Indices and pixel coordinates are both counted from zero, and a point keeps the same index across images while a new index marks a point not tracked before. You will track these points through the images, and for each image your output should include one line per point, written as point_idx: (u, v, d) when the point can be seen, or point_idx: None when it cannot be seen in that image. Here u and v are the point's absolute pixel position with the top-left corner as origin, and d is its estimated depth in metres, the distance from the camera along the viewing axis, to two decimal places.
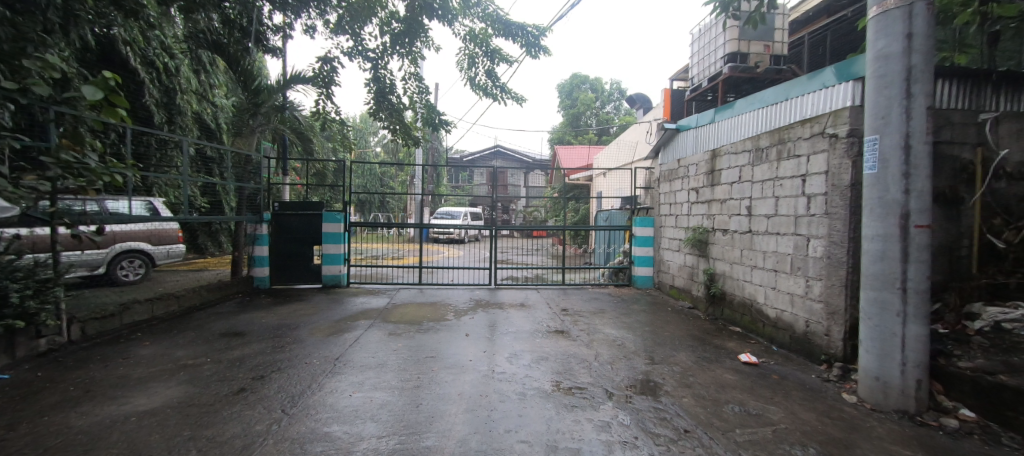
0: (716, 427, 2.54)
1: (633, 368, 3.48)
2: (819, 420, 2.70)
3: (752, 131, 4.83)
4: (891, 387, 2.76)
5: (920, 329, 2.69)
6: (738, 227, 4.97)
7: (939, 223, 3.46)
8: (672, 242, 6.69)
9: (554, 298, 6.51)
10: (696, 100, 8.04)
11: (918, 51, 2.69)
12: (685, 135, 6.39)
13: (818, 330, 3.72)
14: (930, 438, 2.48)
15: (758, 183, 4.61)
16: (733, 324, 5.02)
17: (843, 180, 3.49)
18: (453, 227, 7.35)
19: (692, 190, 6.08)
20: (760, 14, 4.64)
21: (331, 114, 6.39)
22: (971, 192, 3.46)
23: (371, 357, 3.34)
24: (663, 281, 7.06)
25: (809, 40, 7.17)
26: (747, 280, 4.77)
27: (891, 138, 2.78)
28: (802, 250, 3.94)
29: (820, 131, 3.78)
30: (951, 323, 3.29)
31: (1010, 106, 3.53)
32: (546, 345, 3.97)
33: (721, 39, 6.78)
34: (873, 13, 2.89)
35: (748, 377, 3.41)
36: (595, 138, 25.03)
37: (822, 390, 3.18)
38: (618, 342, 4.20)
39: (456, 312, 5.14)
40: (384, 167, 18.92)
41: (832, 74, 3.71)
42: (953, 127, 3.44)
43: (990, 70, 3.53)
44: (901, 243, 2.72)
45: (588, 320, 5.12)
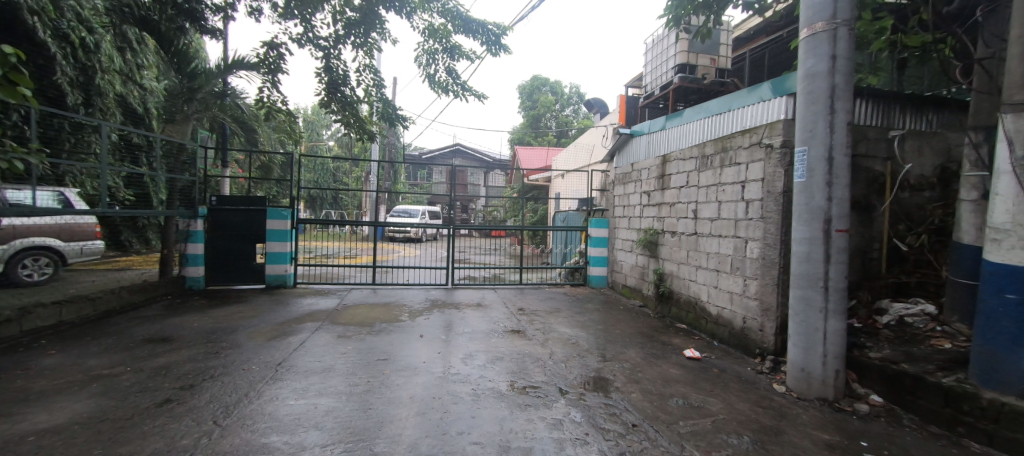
0: (662, 420, 2.66)
1: (586, 366, 3.57)
2: (752, 409, 2.90)
3: (698, 138, 5.11)
4: (814, 377, 3.02)
5: (838, 324, 2.98)
6: (684, 229, 5.24)
7: (856, 228, 3.84)
8: (625, 243, 6.93)
9: (510, 298, 6.54)
10: (649, 107, 8.38)
11: (840, 72, 2.97)
12: (638, 141, 6.65)
13: (753, 326, 4.00)
14: (845, 421, 2.75)
15: (703, 188, 4.89)
16: (679, 321, 5.29)
17: (776, 187, 3.78)
18: (411, 225, 7.16)
19: (644, 193, 6.33)
20: (707, 29, 4.91)
21: (278, 104, 6.02)
22: (881, 200, 3.87)
23: (316, 361, 3.19)
24: (616, 280, 7.30)
25: (750, 57, 7.72)
26: (692, 279, 5.04)
27: (817, 149, 3.04)
28: (740, 251, 4.22)
29: (757, 141, 4.07)
30: (863, 317, 3.67)
31: (914, 125, 3.98)
32: (501, 345, 3.98)
33: (672, 50, 7.12)
34: (803, 35, 3.14)
35: (691, 371, 3.61)
36: (554, 139, 25.44)
37: (755, 381, 3.43)
38: (572, 341, 4.29)
39: (410, 313, 5.03)
40: (336, 162, 18.14)
41: (769, 89, 4.02)
42: (868, 141, 3.83)
43: (898, 92, 3.96)
44: (823, 246, 2.99)
45: (543, 319, 5.19)
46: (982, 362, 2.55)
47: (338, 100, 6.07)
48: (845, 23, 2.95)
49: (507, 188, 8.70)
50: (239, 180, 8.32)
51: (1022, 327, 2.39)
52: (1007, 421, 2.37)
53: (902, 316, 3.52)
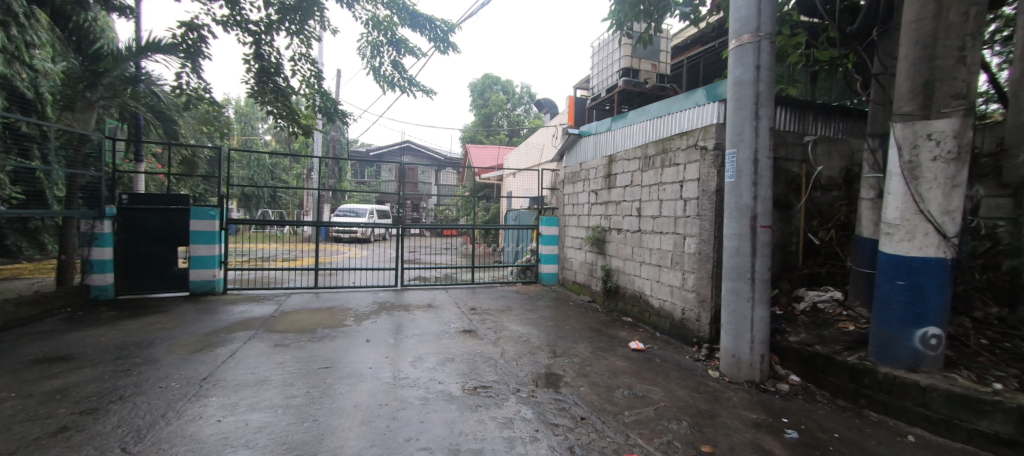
0: (608, 411, 2.75)
1: (537, 363, 3.62)
2: (689, 395, 3.09)
3: (641, 140, 5.35)
4: (743, 361, 3.28)
5: (763, 312, 3.25)
6: (629, 226, 5.46)
7: (778, 224, 4.21)
8: (575, 240, 7.10)
9: (461, 297, 6.48)
10: (596, 109, 8.65)
11: (764, 81, 3.23)
12: (586, 141, 6.84)
13: (691, 316, 4.27)
14: (770, 401, 3.01)
15: (645, 187, 5.12)
16: (625, 315, 5.52)
17: (710, 186, 4.05)
18: (357, 225, 6.83)
19: (591, 192, 6.53)
20: (648, 35, 5.14)
21: (200, 92, 5.51)
22: (798, 199, 4.27)
23: (248, 374, 2.96)
24: (566, 277, 7.46)
25: (687, 65, 8.26)
26: (636, 274, 5.27)
27: (744, 152, 3.29)
28: (679, 247, 4.47)
29: (693, 143, 4.33)
30: (784, 305, 4.03)
31: (825, 131, 4.43)
32: (452, 346, 3.93)
33: (617, 54, 7.41)
34: (732, 45, 3.38)
35: (636, 363, 3.77)
36: (506, 138, 25.59)
37: (693, 369, 3.66)
38: (523, 338, 4.33)
39: (356, 317, 4.82)
40: (274, 158, 16.97)
41: (704, 95, 4.30)
42: (787, 145, 4.21)
43: (812, 101, 4.39)
44: (751, 241, 3.25)
45: (495, 318, 5.19)
46: (879, 341, 2.90)
47: (269, 90, 5.65)
48: (767, 36, 3.21)
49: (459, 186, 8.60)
50: (158, 177, 7.53)
51: (909, 309, 2.74)
52: (898, 391, 2.72)
53: (816, 303, 3.92)
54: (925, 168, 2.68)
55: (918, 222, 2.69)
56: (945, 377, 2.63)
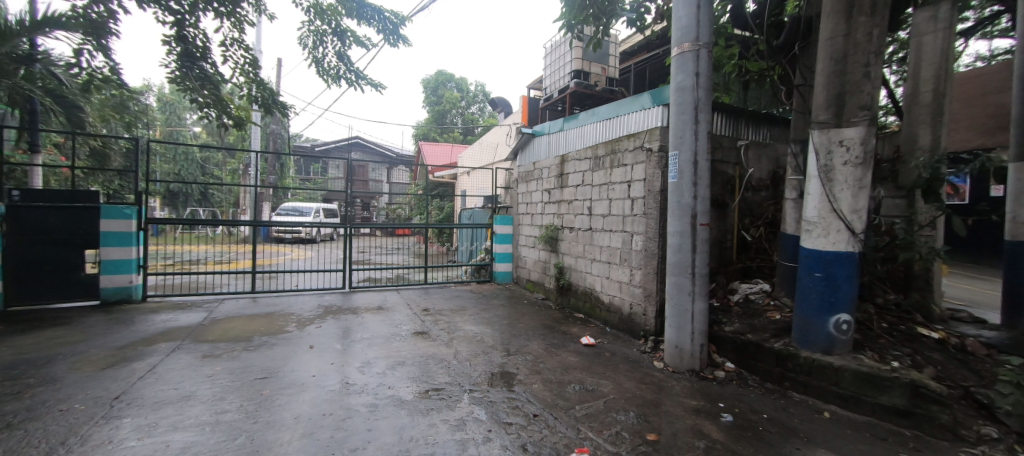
0: (560, 407, 2.80)
1: (490, 362, 3.61)
2: (636, 386, 3.23)
3: (592, 140, 5.50)
4: (684, 352, 3.47)
5: (702, 304, 3.46)
6: (581, 224, 5.59)
7: (716, 222, 4.50)
8: (528, 239, 7.16)
9: (414, 298, 6.33)
10: (549, 109, 8.79)
11: (702, 87, 3.44)
12: (539, 141, 6.91)
13: (638, 311, 4.45)
14: (708, 388, 3.22)
15: (596, 186, 5.27)
16: (577, 311, 5.66)
17: (655, 186, 4.26)
18: (301, 225, 6.49)
19: (544, 191, 6.62)
20: (597, 39, 5.29)
21: (106, 73, 4.94)
22: (733, 199, 4.59)
23: (171, 389, 2.71)
24: (520, 276, 7.51)
25: (634, 70, 8.64)
26: (588, 271, 5.41)
27: (685, 154, 3.48)
28: (628, 244, 4.65)
29: (640, 145, 4.52)
30: (721, 297, 4.32)
31: (755, 136, 4.80)
32: (403, 349, 3.82)
33: (568, 56, 7.57)
34: (674, 53, 3.56)
35: (587, 358, 3.87)
36: (460, 137, 25.35)
37: (640, 361, 3.82)
38: (477, 338, 4.31)
39: (299, 322, 4.56)
40: (205, 152, 15.60)
41: (649, 98, 4.51)
42: (724, 148, 4.51)
43: (744, 108, 4.73)
44: (691, 238, 3.45)
45: (448, 319, 5.12)
46: (800, 328, 3.18)
47: (194, 77, 5.16)
48: (705, 46, 3.42)
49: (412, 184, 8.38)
50: (62, 171, 6.67)
51: (825, 298, 3.04)
52: (816, 372, 3.01)
53: (748, 295, 4.23)
54: (838, 171, 2.98)
55: (831, 220, 3.00)
56: (854, 358, 2.95)
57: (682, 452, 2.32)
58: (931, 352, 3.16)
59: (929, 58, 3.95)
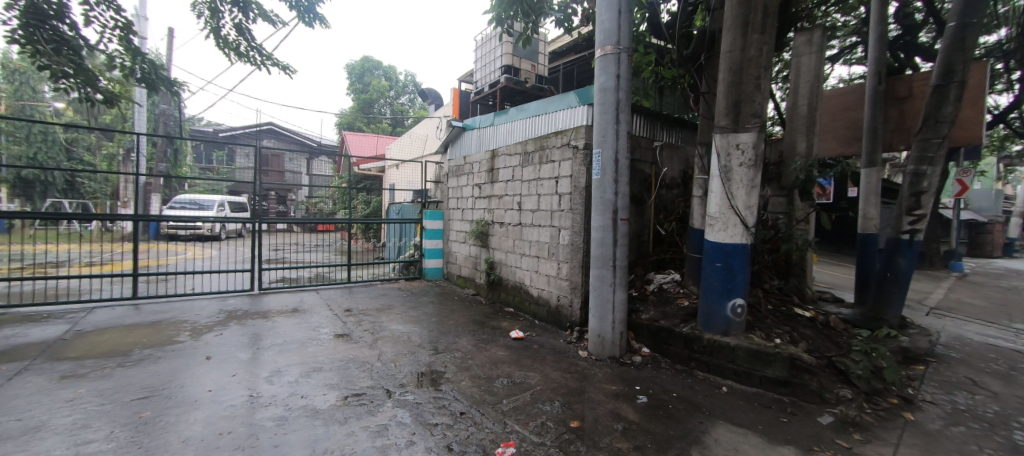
0: (487, 403, 2.80)
1: (417, 362, 3.50)
2: (561, 376, 3.34)
3: (522, 136, 5.57)
4: (606, 340, 3.67)
5: (622, 294, 3.67)
6: (511, 219, 5.64)
7: (635, 217, 4.80)
8: (459, 234, 7.07)
9: (335, 299, 5.93)
10: (480, 104, 8.73)
11: (623, 89, 3.62)
12: (469, 135, 6.84)
13: (564, 303, 4.61)
14: (627, 373, 3.43)
15: (525, 182, 5.34)
16: (507, 306, 5.71)
17: (580, 183, 4.43)
18: (198, 220, 5.71)
19: (475, 186, 6.57)
20: (527, 36, 5.33)
21: None
22: (650, 196, 4.93)
23: (13, 421, 2.23)
24: (451, 272, 7.39)
25: (563, 70, 8.91)
26: (517, 265, 5.48)
27: (607, 152, 3.65)
28: (555, 239, 4.78)
29: (566, 142, 4.65)
30: (639, 287, 4.63)
31: (669, 138, 5.20)
32: (320, 354, 3.56)
33: (498, 51, 7.58)
34: (598, 54, 3.71)
35: (515, 351, 3.91)
36: (389, 128, 24.31)
37: (566, 351, 3.96)
38: (403, 338, 4.15)
39: (194, 331, 4.03)
40: (71, 133, 13.09)
41: (576, 98, 4.68)
42: (642, 148, 4.80)
43: (660, 112, 5.09)
44: (612, 232, 3.63)
45: (373, 319, 4.87)
46: (704, 313, 3.51)
47: (47, 40, 4.28)
48: (625, 50, 3.60)
49: (335, 176, 7.83)
50: None
51: (724, 285, 3.39)
52: (716, 352, 3.35)
53: (662, 284, 4.58)
54: (735, 172, 3.33)
55: (729, 216, 3.35)
56: (746, 338, 3.33)
57: (602, 436, 2.44)
58: (804, 329, 3.68)
59: (806, 77, 4.59)
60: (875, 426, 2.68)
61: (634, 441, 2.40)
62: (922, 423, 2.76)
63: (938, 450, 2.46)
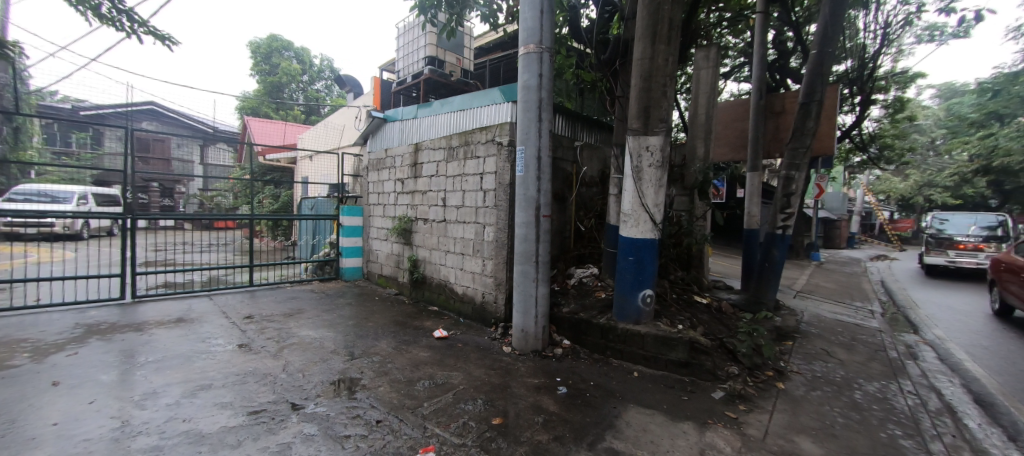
0: (407, 407, 2.68)
1: (329, 370, 3.24)
2: (485, 373, 3.32)
3: (446, 130, 5.46)
4: (528, 334, 3.73)
5: (544, 289, 3.76)
6: (435, 216, 5.48)
7: (557, 214, 4.93)
8: (379, 231, 6.72)
9: (234, 305, 5.28)
10: (402, 94, 8.35)
11: (544, 88, 3.68)
12: (391, 127, 6.51)
13: (489, 299, 4.60)
14: (549, 365, 3.52)
15: (449, 178, 5.22)
16: (431, 304, 5.56)
17: (505, 179, 4.44)
18: (48, 216, 4.71)
19: (397, 180, 6.27)
20: (451, 28, 5.18)
21: None
22: (571, 193, 5.11)
23: None
24: (371, 271, 6.99)
25: (489, 66, 8.89)
26: (442, 263, 5.35)
27: (530, 149, 3.69)
28: (480, 235, 4.74)
29: (491, 138, 4.63)
30: (561, 281, 4.79)
31: (588, 139, 5.43)
32: (211, 368, 3.13)
33: (422, 41, 7.31)
34: (521, 52, 3.72)
35: (438, 351, 3.80)
36: (302, 116, 22.34)
37: (490, 347, 3.96)
38: (314, 344, 3.82)
39: (37, 352, 3.30)
40: None
41: (500, 94, 4.73)
42: (564, 147, 4.95)
43: (579, 113, 5.30)
44: (535, 228, 3.69)
45: (279, 325, 4.41)
46: (618, 304, 3.73)
47: None
48: (547, 50, 3.66)
49: (235, 166, 6.99)
50: None
51: (636, 277, 3.64)
52: (629, 340, 3.57)
53: (582, 278, 4.78)
54: (645, 172, 3.57)
55: (640, 213, 3.59)
56: (654, 325, 3.61)
57: (523, 430, 2.47)
58: (702, 314, 4.10)
59: (704, 88, 5.09)
60: (755, 396, 3.08)
61: (554, 432, 2.46)
62: (790, 390, 3.24)
63: (801, 412, 2.89)
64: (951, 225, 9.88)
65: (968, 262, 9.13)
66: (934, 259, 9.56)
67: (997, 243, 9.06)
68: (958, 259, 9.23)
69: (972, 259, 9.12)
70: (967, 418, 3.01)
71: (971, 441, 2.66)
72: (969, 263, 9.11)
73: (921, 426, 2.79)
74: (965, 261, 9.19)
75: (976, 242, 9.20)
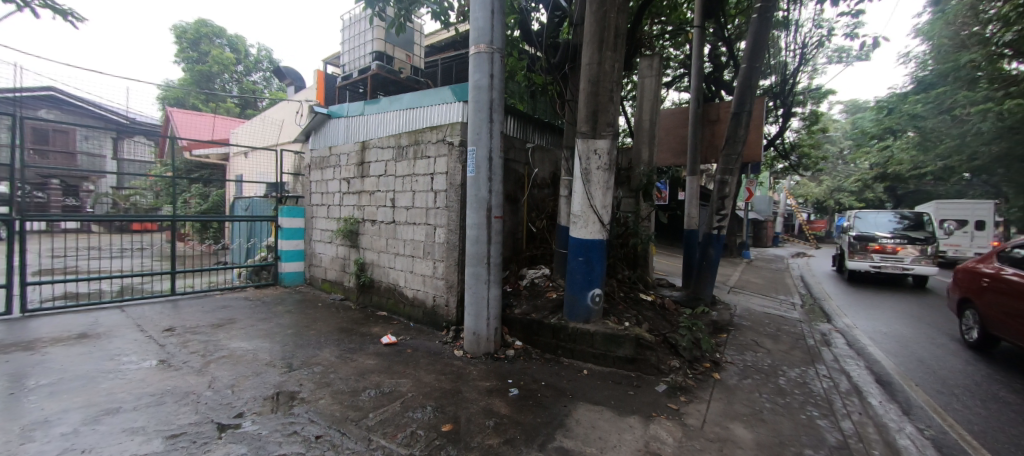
0: (350, 420, 2.53)
1: (263, 384, 2.99)
2: (436, 379, 3.22)
3: (395, 129, 5.27)
4: (480, 337, 3.68)
5: (496, 291, 3.73)
6: (383, 217, 5.27)
7: (509, 216, 4.92)
8: (323, 233, 6.35)
9: (152, 316, 4.74)
10: (347, 89, 7.98)
11: (495, 89, 3.65)
12: (335, 123, 6.18)
13: (440, 302, 4.49)
14: (501, 367, 3.50)
15: (398, 178, 5.04)
16: (379, 310, 5.34)
17: (456, 180, 4.36)
18: None
19: (342, 180, 5.96)
20: (401, 23, 5.01)
21: None
22: (522, 195, 5.12)
23: None
24: (314, 275, 6.59)
25: (440, 65, 8.75)
26: (391, 266, 5.15)
27: (481, 150, 3.64)
28: (430, 237, 4.62)
29: (442, 138, 4.53)
30: (513, 282, 4.78)
31: (538, 141, 5.48)
32: (121, 390, 2.77)
33: (369, 35, 7.04)
34: (471, 51, 3.67)
35: (386, 358, 3.64)
36: (236, 109, 20.74)
37: (441, 352, 3.86)
38: (247, 357, 3.52)
39: None
40: None
41: (451, 93, 4.65)
42: (515, 148, 4.95)
43: (531, 115, 5.32)
44: (486, 229, 3.65)
45: (206, 337, 4.02)
46: (569, 303, 3.78)
47: None
48: (498, 51, 3.64)
49: (156, 161, 6.31)
50: None
51: (585, 277, 3.70)
52: (579, 339, 3.63)
53: (533, 279, 4.80)
54: (594, 174, 3.66)
55: (589, 214, 3.67)
56: (603, 323, 3.69)
57: (474, 435, 2.41)
58: (647, 311, 4.27)
59: (649, 96, 5.31)
60: (694, 387, 3.24)
61: (505, 435, 2.43)
62: (725, 379, 3.45)
63: (735, 400, 3.09)
64: (872, 222, 9.29)
65: (891, 267, 8.60)
66: (858, 263, 8.95)
67: (920, 245, 8.48)
68: (883, 265, 8.66)
69: (896, 266, 8.59)
70: (871, 397, 3.37)
71: (874, 417, 2.98)
72: (893, 270, 8.61)
73: (834, 406, 3.08)
74: (890, 269, 8.65)
75: (895, 244, 8.64)
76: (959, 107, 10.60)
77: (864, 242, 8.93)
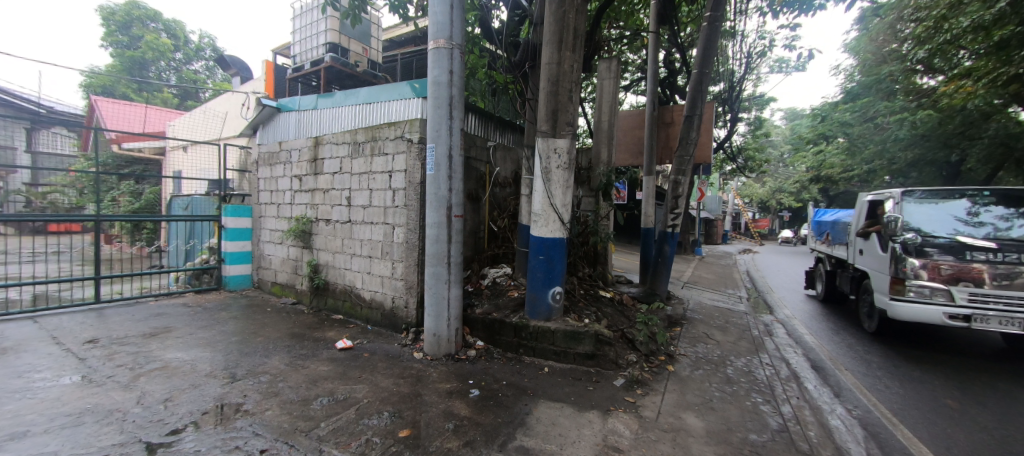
0: (299, 431, 2.39)
1: (202, 397, 2.76)
2: (394, 383, 3.10)
3: (350, 125, 5.05)
4: (441, 338, 3.60)
5: (457, 291, 3.66)
6: (338, 216, 5.05)
7: (470, 215, 4.84)
8: (273, 234, 5.99)
9: (72, 327, 4.27)
10: (299, 82, 7.57)
11: (455, 85, 3.58)
12: (285, 117, 5.84)
13: (400, 304, 4.36)
14: (462, 368, 3.44)
15: (354, 175, 4.84)
16: (335, 313, 5.11)
17: (415, 178, 4.24)
18: None
19: (293, 177, 5.65)
20: (356, 13, 4.79)
21: None
22: (483, 193, 5.05)
23: None
24: (263, 279, 6.20)
25: (400, 60, 8.51)
26: (347, 267, 4.93)
27: (441, 147, 3.56)
28: (389, 237, 4.47)
29: (400, 135, 4.39)
30: (474, 282, 4.75)
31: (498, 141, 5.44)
32: (26, 413, 2.44)
33: (322, 25, 6.72)
34: (430, 46, 3.57)
35: (341, 364, 3.48)
36: (174, 100, 19.16)
37: (400, 355, 3.75)
38: (184, 369, 3.24)
39: None
40: None
41: (411, 88, 4.51)
42: (477, 147, 4.88)
43: (490, 114, 5.26)
44: (447, 229, 3.57)
45: (136, 349, 3.66)
46: (530, 302, 3.78)
47: None
48: (458, 47, 3.57)
49: (80, 156, 5.72)
50: None
51: (545, 275, 3.71)
52: (541, 336, 3.64)
53: (495, 278, 4.78)
54: (554, 173, 3.68)
55: (548, 213, 3.69)
56: (564, 321, 3.72)
57: (433, 439, 2.35)
58: (606, 308, 4.36)
59: (607, 99, 5.41)
60: (650, 380, 3.35)
61: (465, 437, 2.39)
62: (679, 371, 3.59)
63: (687, 390, 3.22)
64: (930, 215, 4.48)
65: (998, 320, 3.85)
66: (917, 306, 4.16)
67: None
68: (976, 313, 3.90)
69: (1007, 315, 3.85)
70: (808, 382, 3.64)
71: (810, 401, 3.21)
72: (997, 327, 3.88)
73: (776, 392, 3.28)
74: (991, 324, 3.89)
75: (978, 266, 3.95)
76: (880, 116, 11.74)
77: (923, 258, 4.18)
